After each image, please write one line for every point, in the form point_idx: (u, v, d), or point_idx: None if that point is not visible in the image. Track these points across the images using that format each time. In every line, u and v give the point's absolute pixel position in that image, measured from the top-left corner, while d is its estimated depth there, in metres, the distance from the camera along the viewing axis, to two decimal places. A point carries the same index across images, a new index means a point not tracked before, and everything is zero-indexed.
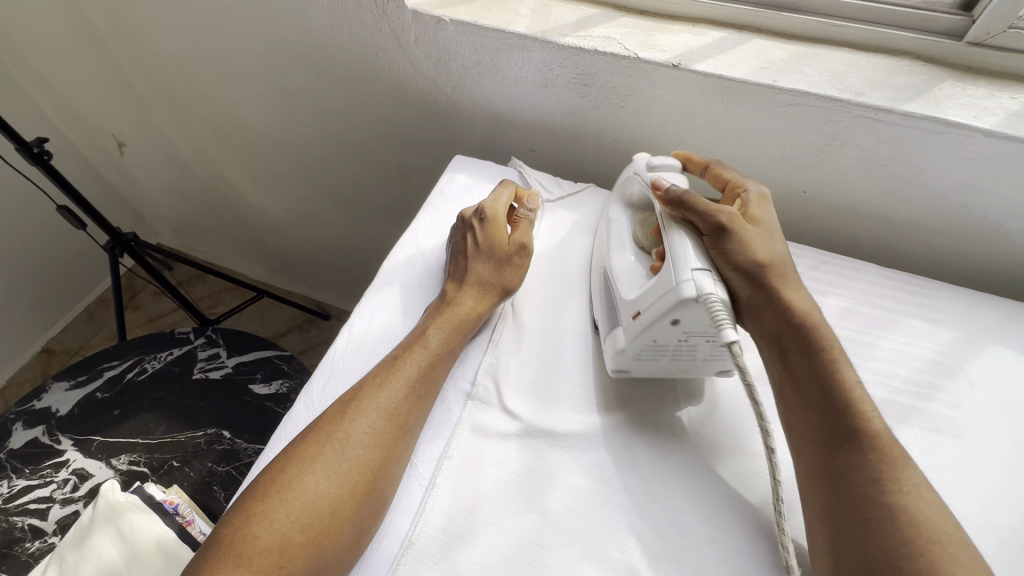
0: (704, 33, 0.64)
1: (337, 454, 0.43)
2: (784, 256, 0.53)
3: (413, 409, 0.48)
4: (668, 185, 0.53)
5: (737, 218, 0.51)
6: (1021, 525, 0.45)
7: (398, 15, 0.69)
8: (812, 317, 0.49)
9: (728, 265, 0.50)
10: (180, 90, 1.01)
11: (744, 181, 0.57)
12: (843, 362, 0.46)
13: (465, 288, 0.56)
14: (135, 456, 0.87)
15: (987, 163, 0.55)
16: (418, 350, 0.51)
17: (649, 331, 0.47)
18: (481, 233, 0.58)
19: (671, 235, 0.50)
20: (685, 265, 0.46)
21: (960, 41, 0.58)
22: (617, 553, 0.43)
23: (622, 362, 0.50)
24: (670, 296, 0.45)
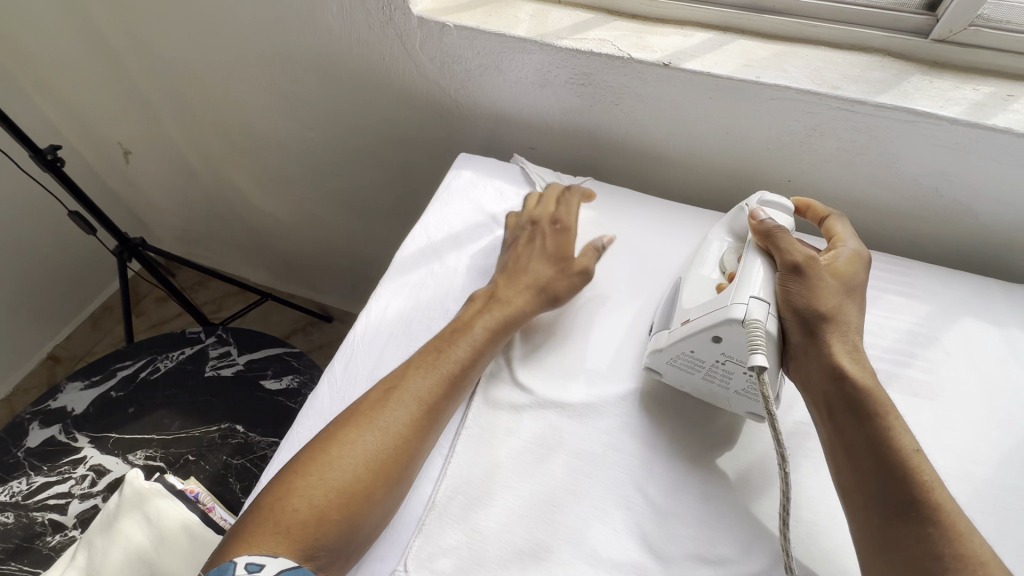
0: (692, 34, 0.69)
1: (376, 437, 0.47)
2: (852, 321, 0.50)
3: (447, 400, 0.51)
4: (766, 218, 0.53)
5: (816, 264, 0.50)
6: (992, 476, 0.49)
7: (404, 22, 0.73)
8: (871, 385, 0.46)
9: (785, 306, 0.49)
10: (189, 97, 1.05)
11: (847, 237, 0.55)
12: (899, 429, 0.44)
13: (510, 272, 0.60)
14: (151, 451, 0.89)
15: (954, 149, 0.60)
16: (455, 343, 0.53)
17: (688, 340, 0.49)
18: (550, 232, 0.64)
19: (746, 260, 0.51)
20: (745, 289, 0.48)
21: (926, 38, 0.63)
22: (626, 510, 0.47)
23: (655, 362, 0.52)
24: (720, 313, 0.47)
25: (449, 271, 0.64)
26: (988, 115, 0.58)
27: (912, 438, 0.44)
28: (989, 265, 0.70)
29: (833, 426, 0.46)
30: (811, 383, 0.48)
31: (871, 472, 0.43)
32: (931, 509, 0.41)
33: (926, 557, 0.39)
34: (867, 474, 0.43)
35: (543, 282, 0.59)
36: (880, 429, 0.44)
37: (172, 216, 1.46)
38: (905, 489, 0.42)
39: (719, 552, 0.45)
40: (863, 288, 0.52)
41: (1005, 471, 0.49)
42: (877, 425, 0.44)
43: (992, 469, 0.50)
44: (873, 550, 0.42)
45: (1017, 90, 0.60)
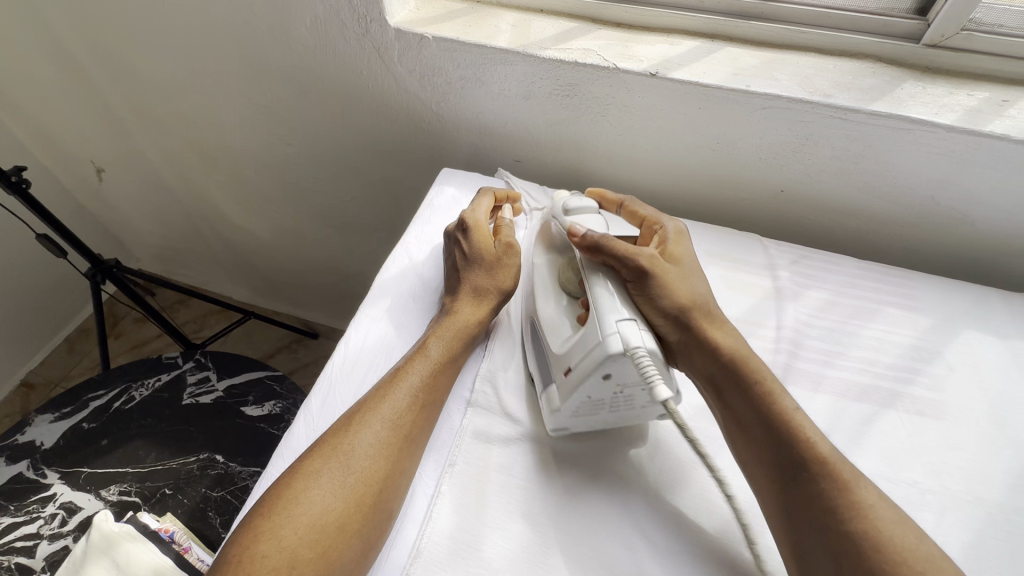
0: (679, 42, 0.67)
1: (342, 463, 0.43)
2: (708, 296, 0.53)
3: (419, 424, 0.47)
4: (583, 231, 0.53)
5: (659, 262, 0.52)
6: (1004, 498, 0.47)
7: (382, 34, 0.70)
8: (741, 352, 0.49)
9: (656, 311, 0.51)
10: (160, 113, 1.01)
11: (659, 217, 0.60)
12: (779, 393, 0.46)
13: (461, 296, 0.56)
14: (125, 486, 0.84)
15: (951, 157, 0.58)
16: (420, 360, 0.51)
17: (581, 389, 0.45)
18: (468, 243, 0.59)
19: (592, 284, 0.50)
20: (609, 319, 0.46)
21: (918, 43, 0.62)
22: (625, 550, 0.44)
23: (559, 420, 0.48)
24: (598, 351, 0.44)
25: (428, 292, 0.61)
26: (986, 121, 0.56)
27: (791, 399, 0.46)
28: (987, 272, 0.68)
29: (722, 403, 0.48)
30: (697, 366, 0.51)
31: (768, 449, 0.44)
32: (817, 463, 0.42)
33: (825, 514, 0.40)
34: (761, 448, 0.44)
35: (498, 282, 0.58)
36: (764, 402, 0.46)
37: (150, 235, 1.42)
38: (793, 456, 0.43)
39: None
40: (697, 260, 0.56)
41: (1017, 493, 0.47)
42: (756, 393, 0.46)
43: (1004, 491, 0.47)
44: (786, 518, 0.41)
45: (1012, 96, 0.59)
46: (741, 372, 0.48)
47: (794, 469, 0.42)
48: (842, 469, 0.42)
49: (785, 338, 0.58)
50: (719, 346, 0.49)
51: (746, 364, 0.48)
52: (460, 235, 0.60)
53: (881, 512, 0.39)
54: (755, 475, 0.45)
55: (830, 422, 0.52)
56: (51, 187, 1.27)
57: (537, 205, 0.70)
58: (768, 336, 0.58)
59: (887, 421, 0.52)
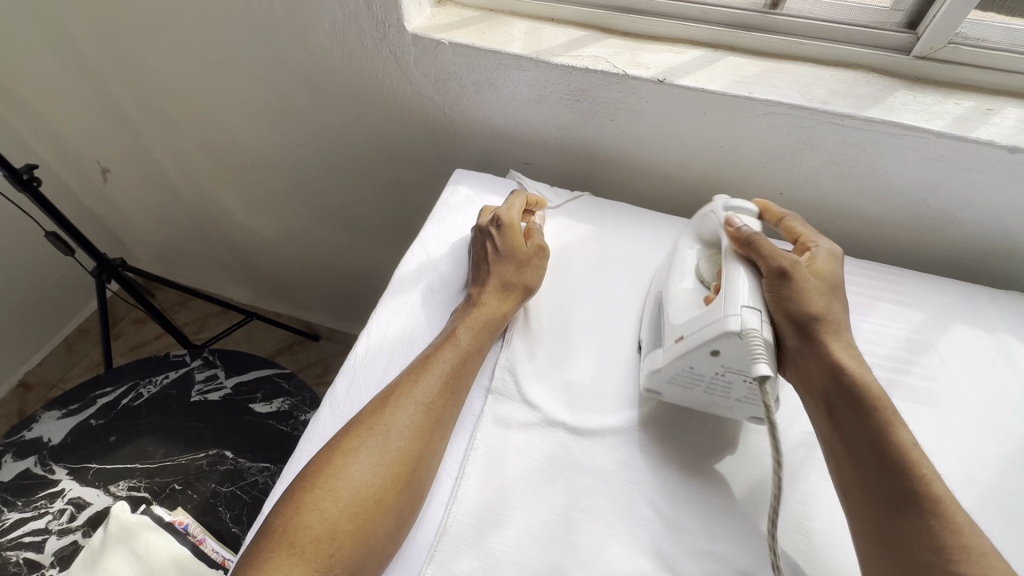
0: (684, 51, 0.70)
1: (380, 440, 0.45)
2: (840, 317, 0.52)
3: (449, 408, 0.49)
4: (741, 224, 0.53)
5: (800, 266, 0.51)
6: (994, 479, 0.50)
7: (399, 39, 0.73)
8: (864, 376, 0.48)
9: (781, 312, 0.50)
10: (172, 113, 1.03)
11: (815, 238, 0.57)
12: (897, 424, 0.45)
13: (488, 289, 0.58)
14: (135, 481, 0.85)
15: (939, 161, 0.62)
16: (449, 348, 0.53)
17: (689, 356, 0.48)
18: (499, 239, 0.61)
19: (727, 268, 0.51)
20: (735, 301, 0.47)
21: (908, 55, 0.66)
22: (641, 529, 0.46)
23: (655, 381, 0.51)
24: (715, 326, 0.46)
25: (449, 286, 0.63)
26: (972, 128, 0.60)
27: (910, 433, 0.45)
28: (974, 271, 0.72)
29: (833, 422, 0.48)
30: (810, 381, 0.50)
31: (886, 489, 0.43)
32: (933, 502, 0.42)
33: (926, 549, 0.40)
34: (871, 475, 0.44)
35: (524, 279, 0.60)
36: (884, 437, 0.45)
37: (153, 235, 1.42)
38: (908, 491, 0.42)
39: (738, 568, 0.44)
40: (842, 285, 0.54)
41: (1006, 473, 0.50)
42: (878, 421, 0.45)
43: (994, 472, 0.51)
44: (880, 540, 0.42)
45: (996, 105, 0.63)
46: (864, 399, 0.47)
47: (905, 505, 0.42)
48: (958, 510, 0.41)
49: None
50: (841, 368, 0.48)
51: (869, 393, 0.47)
52: (494, 231, 0.62)
53: (996, 561, 0.39)
54: (855, 498, 0.44)
55: None
56: (56, 187, 1.28)
57: (550, 205, 0.73)
58: None
59: None
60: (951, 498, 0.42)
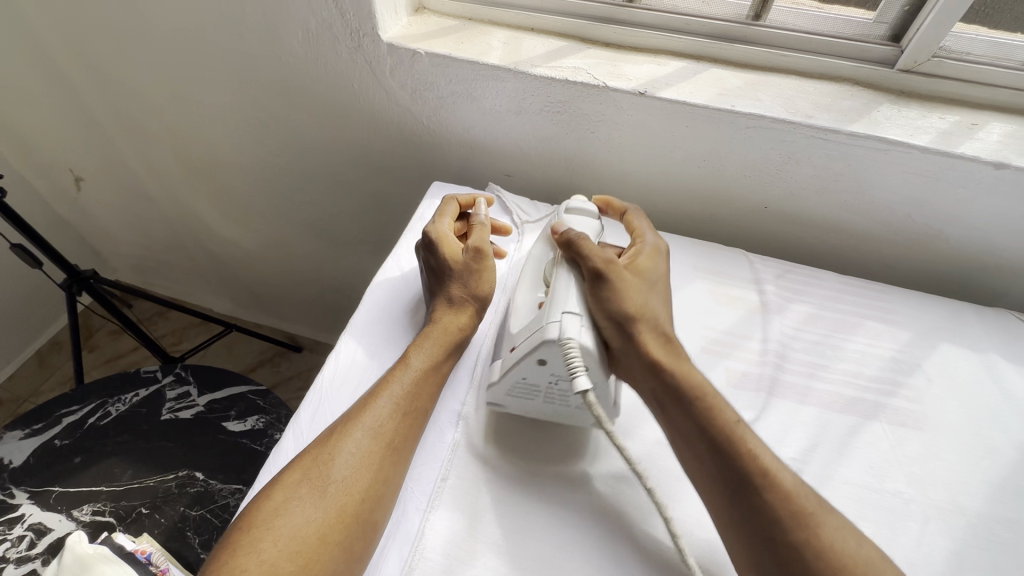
0: (666, 63, 0.69)
1: (323, 470, 0.43)
2: (660, 310, 0.52)
3: (403, 432, 0.47)
4: (564, 229, 0.54)
5: (617, 266, 0.51)
6: (984, 507, 0.48)
7: (374, 48, 0.71)
8: (688, 371, 0.47)
9: (603, 313, 0.49)
10: (143, 120, 1.00)
11: (645, 231, 0.59)
12: (719, 406, 0.45)
13: (439, 308, 0.56)
14: (99, 506, 0.81)
15: (925, 176, 0.61)
16: (402, 369, 0.50)
17: (517, 369, 0.48)
18: (433, 258, 0.58)
19: (554, 276, 0.52)
20: (555, 308, 0.47)
21: (893, 68, 0.64)
22: (618, 564, 0.44)
23: (495, 396, 0.51)
24: (537, 337, 0.46)
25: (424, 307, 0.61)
26: (957, 143, 0.59)
27: (735, 413, 0.45)
28: (960, 287, 0.71)
29: (668, 419, 0.47)
30: (640, 379, 0.49)
31: (722, 471, 0.42)
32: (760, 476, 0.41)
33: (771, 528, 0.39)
34: (709, 462, 0.43)
35: (474, 290, 0.57)
36: (708, 419, 0.44)
37: (130, 245, 1.39)
38: (739, 468, 0.42)
39: None
40: (666, 276, 0.55)
41: (995, 501, 0.49)
42: (704, 413, 0.45)
43: (982, 499, 0.49)
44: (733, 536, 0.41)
45: (981, 120, 0.62)
46: (688, 390, 0.46)
47: (739, 488, 0.41)
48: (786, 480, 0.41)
49: (771, 351, 0.59)
50: (663, 363, 0.48)
51: (692, 382, 0.47)
52: (429, 253, 0.58)
53: (824, 520, 0.39)
54: (705, 490, 0.44)
55: (816, 434, 0.53)
56: (27, 196, 1.24)
57: (529, 219, 0.71)
58: (755, 349, 0.59)
59: (872, 432, 0.53)
60: (781, 470, 0.42)
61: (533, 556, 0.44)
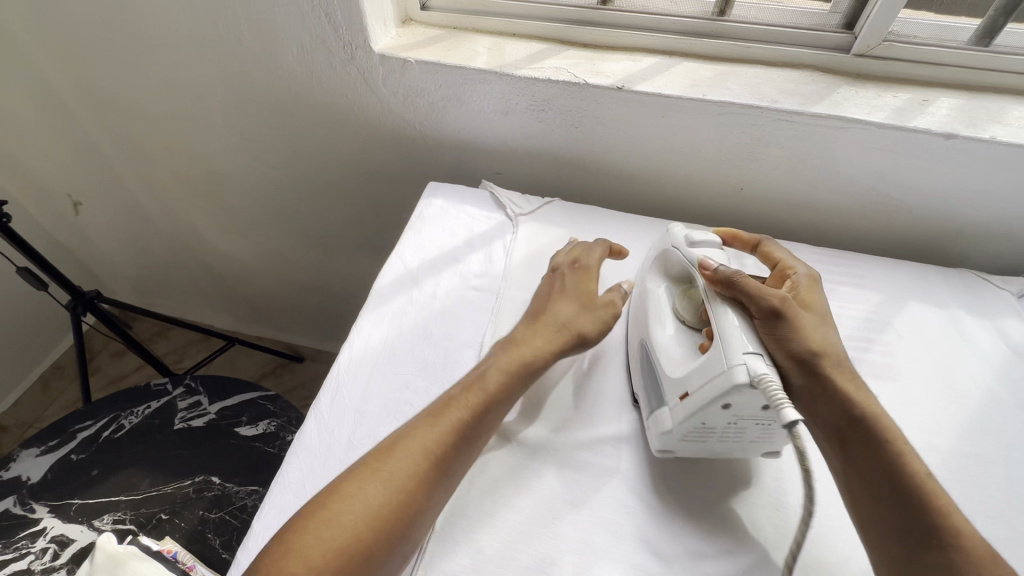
0: (640, 59, 0.74)
1: (379, 477, 0.44)
2: (840, 347, 0.50)
3: (458, 456, 0.47)
4: (716, 266, 0.52)
5: (790, 302, 0.50)
6: (954, 445, 0.53)
7: (366, 59, 0.75)
8: (873, 408, 0.46)
9: (780, 351, 0.48)
10: (143, 141, 1.03)
11: (794, 263, 0.58)
12: (912, 455, 0.43)
13: (537, 331, 0.56)
14: (119, 514, 0.83)
15: (884, 150, 0.66)
16: (476, 391, 0.51)
17: (697, 414, 0.46)
18: (571, 281, 0.61)
19: (716, 311, 0.50)
20: (736, 349, 0.46)
21: (849, 53, 0.70)
22: (623, 516, 0.48)
23: (666, 442, 0.49)
24: (722, 379, 0.45)
25: (430, 296, 0.64)
26: (910, 118, 0.64)
27: (924, 463, 0.43)
28: (926, 253, 0.76)
29: (846, 457, 0.45)
30: (819, 419, 0.47)
31: (901, 516, 0.41)
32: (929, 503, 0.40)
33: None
34: (886, 507, 0.42)
35: (580, 326, 0.57)
36: (895, 462, 0.43)
37: (129, 265, 1.41)
38: (927, 521, 0.40)
39: (717, 545, 0.47)
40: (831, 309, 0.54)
41: (963, 439, 0.53)
42: (889, 454, 0.43)
43: (952, 438, 0.54)
44: None
45: (931, 95, 0.67)
46: (873, 428, 0.45)
47: (921, 537, 0.40)
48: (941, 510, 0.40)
49: None
50: (853, 404, 0.46)
51: (879, 421, 0.45)
52: (550, 275, 0.62)
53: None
54: (872, 534, 0.42)
55: None
56: (25, 223, 1.26)
57: (522, 212, 0.73)
58: None
59: None
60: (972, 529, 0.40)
61: (543, 513, 0.48)
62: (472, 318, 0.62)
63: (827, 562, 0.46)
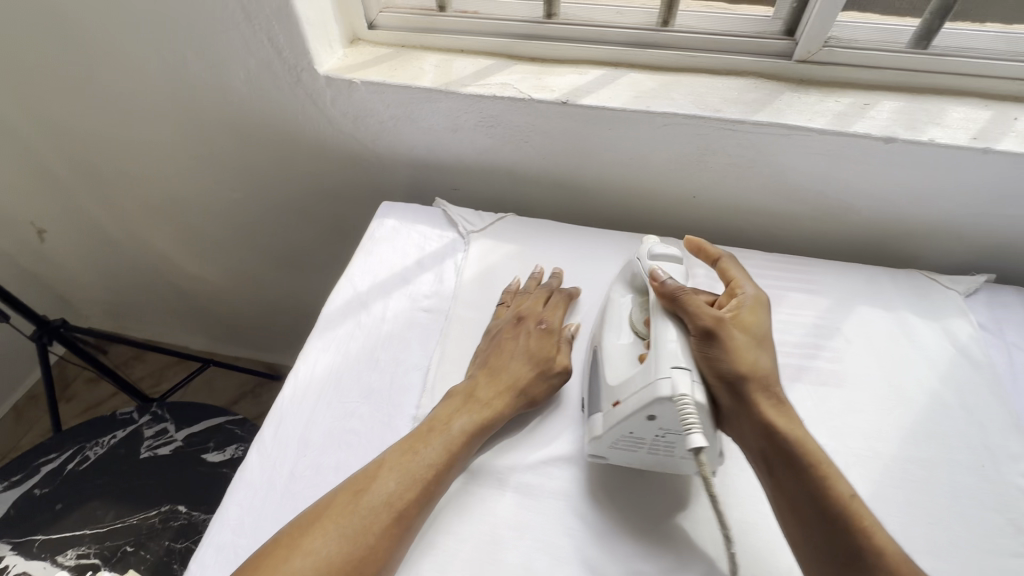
0: (587, 72, 0.74)
1: (339, 533, 0.44)
2: (770, 372, 0.50)
3: (419, 507, 0.46)
4: (665, 278, 0.53)
5: (726, 323, 0.50)
6: (897, 451, 0.53)
7: (312, 81, 0.75)
8: (798, 434, 0.47)
9: (712, 372, 0.48)
10: (101, 167, 1.02)
11: (743, 281, 0.56)
12: (835, 477, 0.45)
13: (488, 385, 0.53)
14: (84, 549, 0.82)
15: (827, 156, 0.67)
16: (441, 434, 0.50)
17: (626, 424, 0.47)
18: (519, 334, 0.58)
19: (655, 324, 0.51)
20: (665, 362, 0.47)
21: (791, 59, 0.70)
22: (566, 538, 0.48)
23: (598, 448, 0.50)
24: (648, 391, 0.46)
25: (377, 320, 0.63)
26: (851, 123, 0.64)
27: (848, 484, 0.45)
28: (877, 254, 0.77)
29: (774, 480, 0.46)
30: (747, 439, 0.48)
31: (827, 539, 0.43)
32: (873, 549, 0.41)
33: None
34: (814, 529, 0.43)
35: (524, 384, 0.54)
36: (819, 485, 0.44)
37: (100, 290, 1.39)
38: (851, 544, 0.42)
39: (658, 565, 0.47)
40: (771, 333, 0.53)
41: (905, 444, 0.54)
42: (814, 477, 0.45)
43: (895, 444, 0.54)
44: None
45: (872, 99, 0.68)
46: (799, 452, 0.46)
47: (845, 559, 0.41)
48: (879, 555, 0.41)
49: None
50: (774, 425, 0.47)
51: (803, 445, 0.46)
52: (507, 323, 0.59)
53: None
54: (802, 556, 0.44)
55: None
56: None
57: (473, 228, 0.73)
58: None
59: (796, 393, 0.58)
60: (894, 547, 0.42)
61: (484, 540, 0.48)
62: (420, 340, 0.61)
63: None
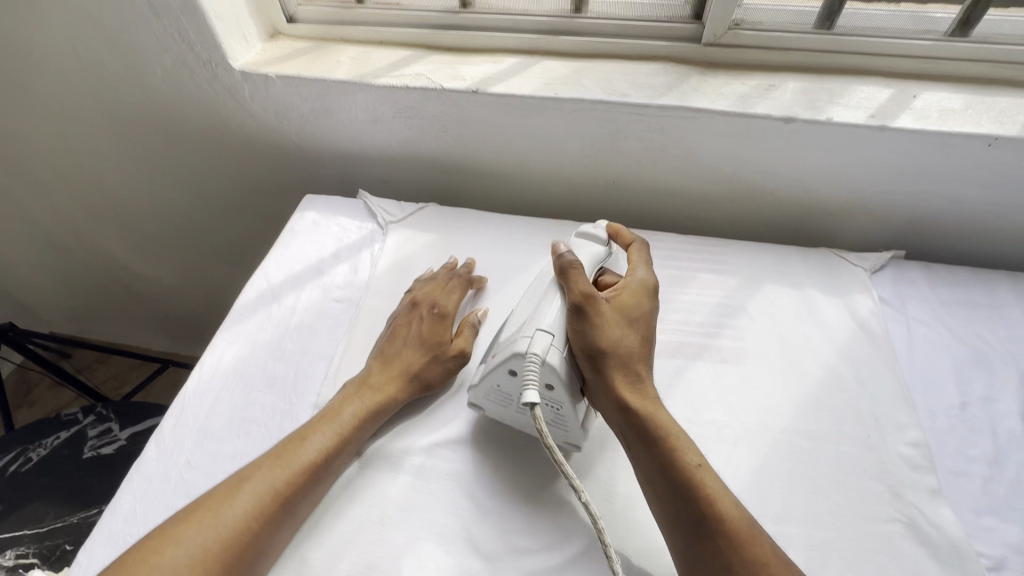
0: (501, 61, 0.74)
1: (212, 521, 0.43)
2: (638, 347, 0.51)
3: (304, 493, 0.47)
4: (565, 250, 0.54)
5: (597, 299, 0.51)
6: (787, 424, 0.54)
7: (229, 76, 0.75)
8: (651, 408, 0.48)
9: (578, 345, 0.49)
10: (38, 170, 1.01)
11: (642, 266, 0.58)
12: (686, 447, 0.45)
13: (382, 368, 0.55)
14: (23, 549, 0.82)
15: (733, 138, 0.67)
16: (330, 420, 0.51)
17: (491, 377, 0.50)
18: (421, 318, 0.59)
19: (546, 297, 0.53)
20: (534, 324, 0.50)
21: (700, 43, 0.71)
22: (453, 517, 0.49)
23: (476, 399, 0.52)
24: (509, 349, 0.49)
25: (288, 311, 0.64)
26: (753, 105, 0.65)
27: (700, 453, 0.45)
28: (796, 233, 0.78)
29: (634, 455, 0.47)
30: (607, 414, 0.49)
31: (678, 508, 0.43)
32: (718, 518, 0.41)
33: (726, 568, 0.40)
34: (668, 499, 0.44)
35: (417, 368, 0.56)
36: (669, 455, 0.45)
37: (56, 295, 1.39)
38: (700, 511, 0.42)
39: (542, 540, 0.47)
40: (654, 316, 0.55)
41: (796, 417, 0.55)
42: (664, 449, 0.45)
43: (786, 417, 0.55)
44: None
45: (777, 81, 0.69)
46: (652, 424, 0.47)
47: (698, 526, 0.42)
48: (743, 519, 0.42)
49: None
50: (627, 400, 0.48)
51: (654, 416, 0.47)
52: (405, 308, 0.61)
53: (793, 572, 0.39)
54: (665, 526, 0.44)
55: None
56: None
57: (392, 218, 0.74)
58: None
59: (695, 370, 0.59)
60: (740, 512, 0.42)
61: (372, 521, 0.48)
62: (329, 330, 0.62)
63: (644, 549, 0.47)
